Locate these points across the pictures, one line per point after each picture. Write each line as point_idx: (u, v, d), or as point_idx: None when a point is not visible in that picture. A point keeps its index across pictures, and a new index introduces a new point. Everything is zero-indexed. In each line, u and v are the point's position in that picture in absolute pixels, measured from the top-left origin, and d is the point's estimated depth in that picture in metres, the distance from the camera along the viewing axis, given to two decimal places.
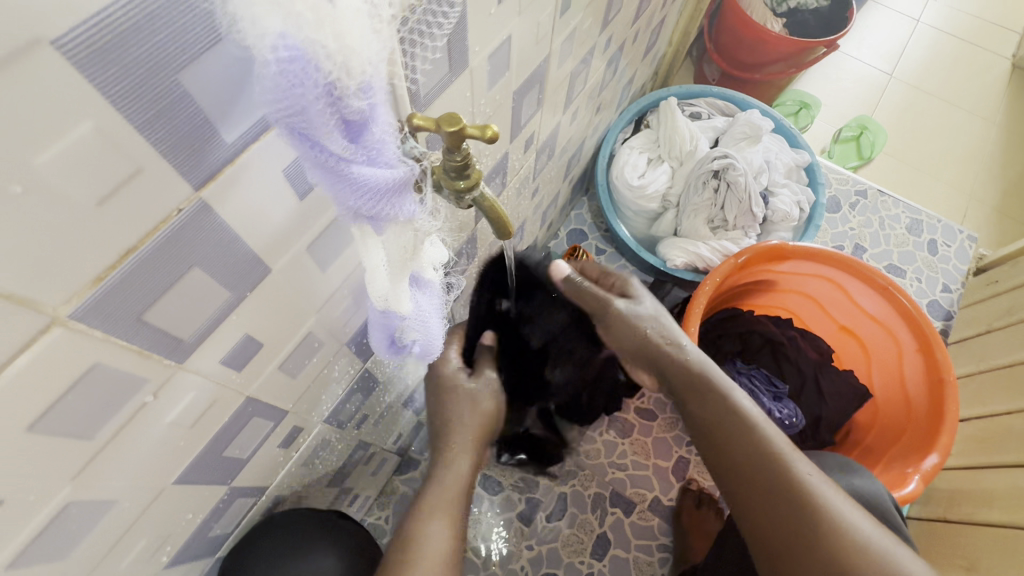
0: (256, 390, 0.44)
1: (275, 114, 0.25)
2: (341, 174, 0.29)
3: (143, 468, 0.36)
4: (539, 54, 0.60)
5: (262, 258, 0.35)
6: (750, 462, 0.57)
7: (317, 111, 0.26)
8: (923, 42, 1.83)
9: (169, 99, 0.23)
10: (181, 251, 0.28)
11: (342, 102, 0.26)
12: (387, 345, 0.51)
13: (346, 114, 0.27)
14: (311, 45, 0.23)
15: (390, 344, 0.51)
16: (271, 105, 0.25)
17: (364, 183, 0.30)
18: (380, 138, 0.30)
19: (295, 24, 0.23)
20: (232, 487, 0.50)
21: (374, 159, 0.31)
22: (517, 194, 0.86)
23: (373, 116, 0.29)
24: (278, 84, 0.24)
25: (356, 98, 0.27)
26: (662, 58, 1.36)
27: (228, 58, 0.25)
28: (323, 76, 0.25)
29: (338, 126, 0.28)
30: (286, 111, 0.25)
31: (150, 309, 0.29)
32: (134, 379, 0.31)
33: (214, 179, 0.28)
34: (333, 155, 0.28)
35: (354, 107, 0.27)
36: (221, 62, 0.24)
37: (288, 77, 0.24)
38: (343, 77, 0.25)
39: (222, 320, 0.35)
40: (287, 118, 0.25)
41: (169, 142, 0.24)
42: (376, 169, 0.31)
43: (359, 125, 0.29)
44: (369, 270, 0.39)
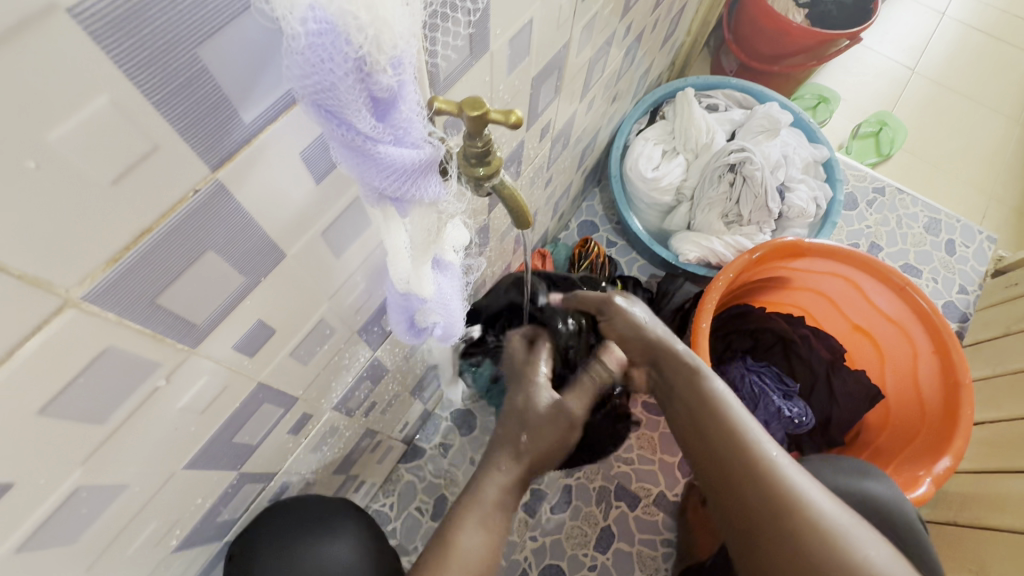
0: (267, 376, 0.43)
1: (302, 90, 0.24)
2: (369, 155, 0.29)
3: (153, 453, 0.36)
4: (559, 40, 0.59)
5: (277, 243, 0.34)
6: (736, 466, 0.50)
7: (346, 87, 0.25)
8: (948, 36, 1.79)
9: (189, 74, 0.22)
10: (196, 232, 0.28)
11: (372, 78, 0.25)
12: (407, 327, 0.51)
13: (375, 91, 0.26)
14: (342, 17, 0.23)
15: (411, 327, 0.51)
16: (298, 81, 0.24)
17: (391, 164, 0.30)
18: (408, 117, 0.29)
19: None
20: (241, 473, 0.50)
21: (402, 138, 0.30)
22: (530, 183, 0.84)
23: (401, 94, 0.28)
24: (308, 59, 0.23)
25: (385, 74, 0.26)
26: (680, 48, 1.33)
27: (252, 30, 0.23)
28: (353, 50, 0.24)
29: (367, 104, 0.26)
30: (314, 87, 0.24)
31: (164, 293, 0.28)
32: (146, 363, 0.30)
33: (231, 160, 0.27)
34: (361, 133, 0.27)
35: (383, 84, 0.26)
36: (244, 35, 0.23)
37: (318, 51, 0.23)
38: (373, 53, 0.24)
39: (236, 304, 0.34)
40: (315, 95, 0.25)
41: (187, 120, 0.23)
42: (403, 149, 0.30)
43: (388, 103, 0.28)
44: (392, 253, 0.38)
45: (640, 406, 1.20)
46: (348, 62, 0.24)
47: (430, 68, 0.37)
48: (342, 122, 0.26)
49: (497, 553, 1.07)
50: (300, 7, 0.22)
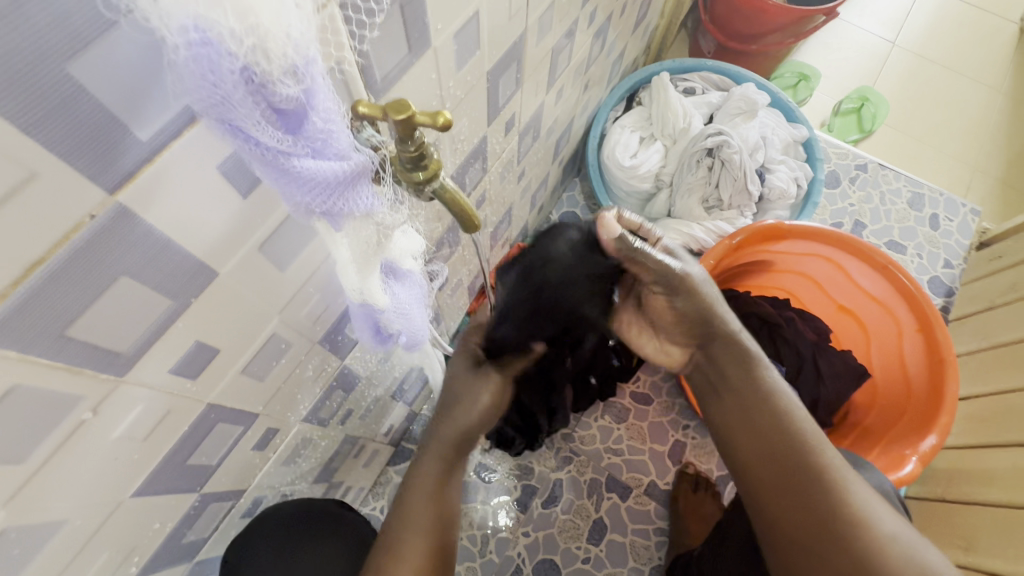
0: (218, 396, 0.42)
1: (197, 104, 0.23)
2: (286, 169, 0.27)
3: (92, 485, 0.35)
4: (513, 31, 0.57)
5: (206, 262, 0.33)
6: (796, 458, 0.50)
7: (239, 99, 0.23)
8: (928, 7, 1.76)
9: (62, 92, 0.21)
10: (104, 257, 0.26)
11: (268, 89, 0.24)
12: (374, 336, 0.50)
13: (277, 102, 0.25)
14: (220, 26, 0.21)
15: (376, 335, 0.50)
16: (190, 96, 0.23)
17: (311, 177, 0.28)
18: (324, 127, 0.28)
19: (193, 1, 0.20)
20: (203, 494, 0.49)
21: (321, 149, 0.28)
22: (501, 178, 0.82)
23: (313, 103, 0.26)
24: (193, 71, 0.22)
25: (285, 85, 0.24)
26: (655, 31, 1.31)
27: (131, 44, 0.22)
28: (238, 60, 0.22)
29: (270, 117, 0.25)
30: (208, 100, 0.23)
31: (73, 324, 0.27)
32: (64, 397, 0.29)
33: (133, 180, 0.25)
34: (270, 148, 0.26)
35: (284, 95, 0.24)
36: (123, 50, 0.22)
37: (203, 62, 0.22)
38: (261, 62, 0.23)
39: (166, 328, 0.33)
40: (212, 108, 0.23)
41: (68, 141, 0.22)
42: (323, 161, 0.29)
43: (298, 114, 0.26)
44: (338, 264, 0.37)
45: (628, 396, 1.19)
46: (234, 73, 0.22)
47: (359, 63, 0.35)
48: (246, 136, 0.25)
49: (489, 550, 1.06)
50: (176, 17, 0.20)
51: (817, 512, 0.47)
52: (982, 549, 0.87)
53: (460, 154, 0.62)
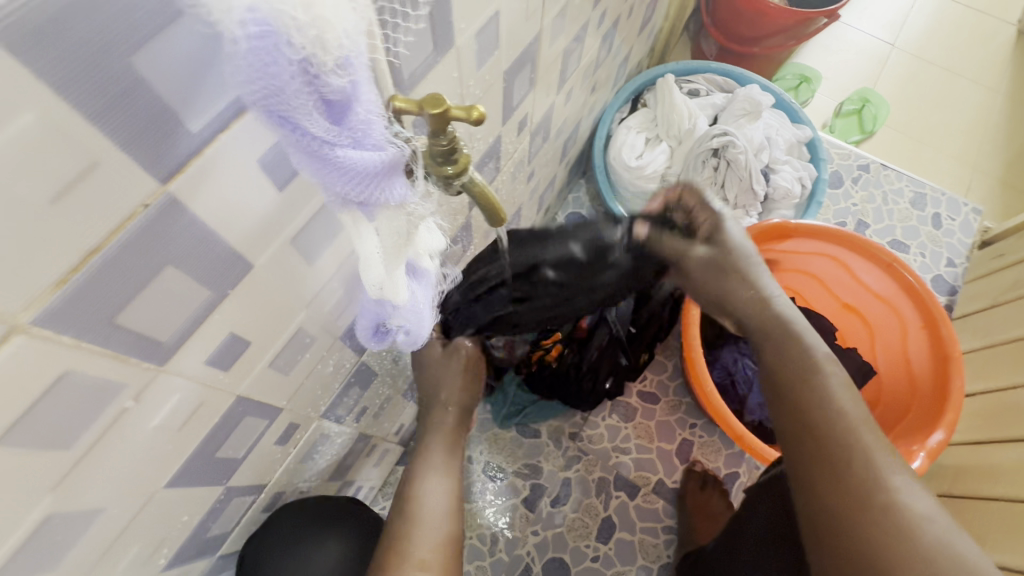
0: (247, 389, 0.43)
1: (248, 96, 0.24)
2: (328, 159, 0.28)
3: (128, 475, 0.35)
4: (529, 32, 0.58)
5: (242, 253, 0.33)
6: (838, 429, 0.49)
7: (293, 89, 0.24)
8: (927, 10, 1.78)
9: (125, 83, 0.21)
10: (153, 247, 0.27)
11: (320, 79, 0.24)
12: (371, 334, 0.50)
13: (326, 93, 0.25)
14: (281, 18, 0.21)
15: (374, 334, 0.50)
16: (245, 86, 0.23)
17: (351, 167, 0.29)
18: (365, 118, 0.28)
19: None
20: (228, 487, 0.50)
21: (361, 140, 0.29)
22: (512, 178, 0.83)
23: (356, 95, 0.27)
24: (251, 63, 0.22)
25: (335, 75, 0.25)
26: (659, 33, 1.32)
27: (191, 36, 0.23)
28: (298, 52, 0.23)
29: (319, 107, 0.26)
30: (261, 92, 0.23)
31: (123, 312, 0.27)
32: (110, 385, 0.29)
33: (182, 170, 0.26)
34: (315, 137, 0.27)
35: (334, 85, 0.25)
36: (183, 42, 0.22)
37: (262, 54, 0.22)
38: (319, 53, 0.23)
39: (204, 319, 0.33)
40: (263, 100, 0.24)
41: (127, 131, 0.23)
42: (363, 152, 0.29)
43: (342, 106, 0.27)
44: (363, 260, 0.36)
45: (635, 395, 1.20)
46: (293, 64, 0.23)
47: (392, 62, 0.36)
48: (294, 126, 0.26)
49: (499, 549, 1.07)
50: (237, 9, 0.21)
51: (849, 480, 0.47)
52: (990, 544, 0.88)
53: (475, 153, 0.63)
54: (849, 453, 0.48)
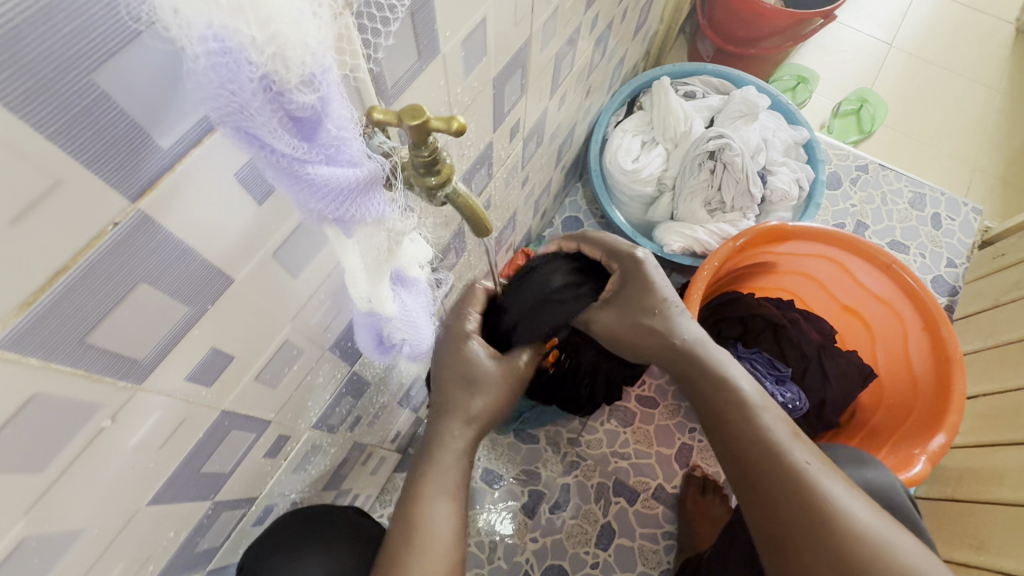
0: (232, 403, 0.42)
1: (214, 113, 0.24)
2: (301, 176, 0.28)
3: (109, 495, 0.35)
4: (519, 37, 0.58)
5: (221, 269, 0.33)
6: (768, 461, 0.52)
7: (256, 105, 0.24)
8: (924, 8, 1.78)
9: (87, 101, 0.21)
10: (126, 265, 0.26)
11: (285, 96, 0.24)
12: (375, 346, 0.50)
13: (292, 109, 0.25)
14: (239, 35, 0.21)
15: (378, 346, 0.50)
16: (208, 103, 0.23)
17: (325, 184, 0.29)
18: (338, 134, 0.28)
19: (216, 12, 0.21)
20: (216, 502, 0.49)
21: (334, 156, 0.29)
22: (506, 183, 0.83)
23: (326, 111, 0.27)
24: (212, 80, 0.22)
25: (300, 91, 0.25)
26: (654, 36, 1.32)
27: (157, 53, 0.22)
28: (257, 68, 0.23)
29: (285, 124, 0.25)
30: (226, 108, 0.23)
31: (95, 331, 0.27)
32: (84, 404, 0.29)
33: (152, 188, 0.25)
34: (285, 155, 0.26)
35: (301, 102, 0.25)
36: (148, 59, 0.22)
37: (221, 69, 0.22)
38: (280, 70, 0.23)
39: (183, 335, 0.33)
40: (229, 116, 0.24)
41: (91, 148, 0.22)
42: (336, 168, 0.29)
43: (313, 123, 0.27)
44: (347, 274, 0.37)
45: (634, 400, 1.19)
46: (253, 80, 0.23)
47: (371, 70, 0.36)
48: (261, 143, 0.26)
49: (497, 557, 1.06)
50: (196, 27, 0.21)
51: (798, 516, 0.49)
52: (995, 549, 0.87)
53: (466, 160, 0.62)
54: (784, 485, 0.50)
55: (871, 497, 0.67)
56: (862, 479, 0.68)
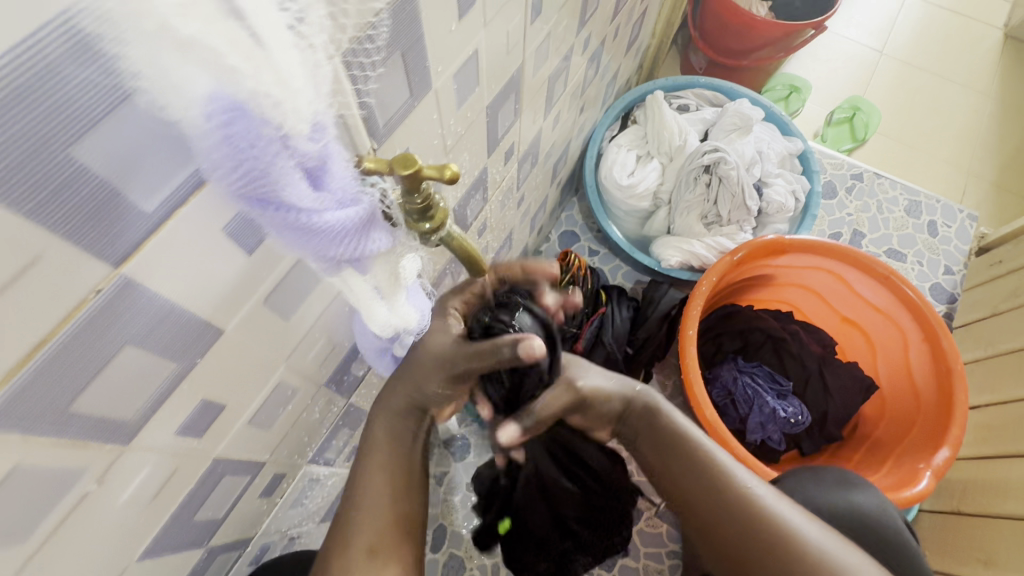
0: (225, 449, 0.41)
1: (226, 179, 0.23)
2: (312, 229, 0.27)
3: (98, 554, 0.34)
4: (512, 64, 0.57)
5: (210, 322, 0.32)
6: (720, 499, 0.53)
7: (276, 165, 0.24)
8: (913, 15, 1.79)
9: (66, 173, 0.20)
10: (110, 329, 0.26)
11: (297, 150, 0.25)
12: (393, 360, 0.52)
13: (305, 161, 0.26)
14: (252, 97, 0.22)
15: (396, 358, 0.51)
16: (223, 170, 0.23)
17: (339, 230, 0.28)
18: (342, 179, 0.29)
19: (228, 77, 0.21)
20: (210, 547, 0.48)
21: (344, 199, 0.29)
22: (501, 205, 0.82)
23: (329, 159, 0.27)
24: (227, 147, 0.22)
25: (308, 142, 0.25)
26: (647, 50, 1.32)
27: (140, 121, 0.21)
28: (272, 126, 0.23)
29: (301, 177, 0.26)
30: (245, 175, 0.23)
31: (78, 398, 0.26)
32: (68, 470, 0.28)
33: (137, 252, 0.25)
34: (299, 209, 0.26)
35: (309, 151, 0.25)
36: (129, 129, 0.21)
37: (237, 134, 0.22)
38: (293, 125, 0.24)
39: (173, 390, 0.32)
40: (246, 179, 0.23)
41: (71, 220, 0.21)
42: (347, 211, 0.29)
43: (320, 171, 0.27)
44: (362, 305, 0.37)
45: None
46: (271, 140, 0.23)
47: (360, 110, 0.35)
48: (279, 202, 0.25)
49: None
50: (200, 100, 0.21)
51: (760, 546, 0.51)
52: (1002, 564, 0.85)
53: (462, 186, 0.62)
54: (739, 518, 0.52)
55: (875, 522, 0.66)
56: (867, 502, 0.68)
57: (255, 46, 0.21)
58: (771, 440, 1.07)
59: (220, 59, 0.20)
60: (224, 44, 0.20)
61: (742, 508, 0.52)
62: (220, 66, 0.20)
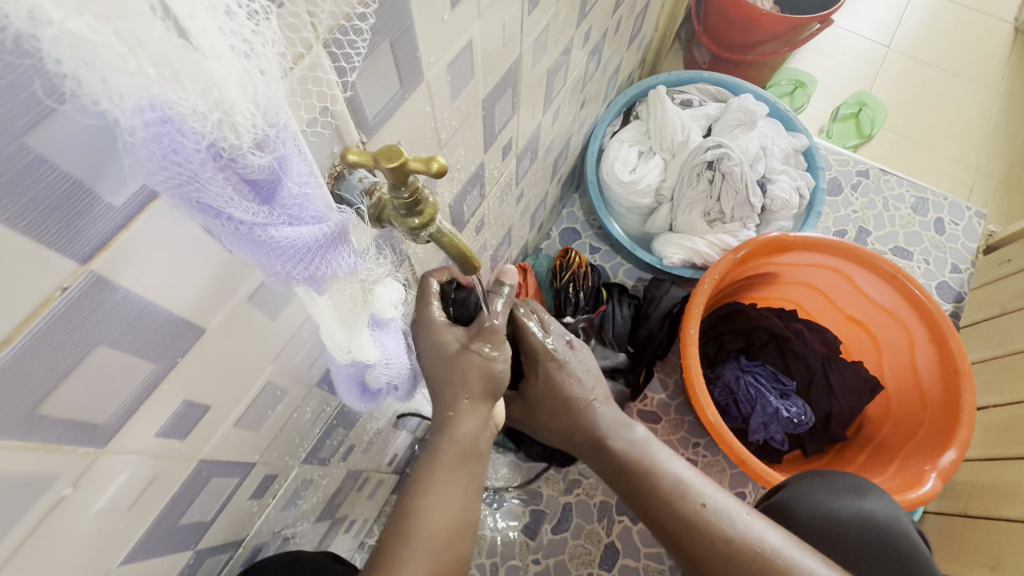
0: (211, 451, 0.40)
1: (160, 188, 0.22)
2: (261, 242, 0.26)
3: (76, 562, 0.33)
4: (509, 56, 0.56)
5: (190, 321, 0.31)
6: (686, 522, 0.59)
7: (207, 177, 0.22)
8: (921, 10, 1.76)
9: (18, 168, 0.19)
10: (79, 330, 0.24)
11: (236, 162, 0.23)
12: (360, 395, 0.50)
13: (245, 172, 0.24)
14: (179, 105, 0.20)
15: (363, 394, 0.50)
16: (152, 178, 0.21)
17: (289, 245, 0.27)
18: (298, 192, 0.27)
19: (148, 84, 0.19)
20: (199, 550, 0.47)
21: (298, 216, 0.28)
22: (499, 201, 0.81)
23: (286, 169, 0.26)
24: (153, 153, 0.21)
25: (253, 155, 0.24)
26: (649, 44, 1.31)
27: (85, 119, 0.20)
28: (203, 137, 0.21)
29: (240, 189, 0.24)
30: (173, 180, 0.22)
31: (47, 401, 0.25)
32: (38, 477, 0.27)
33: (105, 249, 0.24)
34: (244, 222, 0.25)
35: (253, 164, 0.24)
36: (78, 123, 0.20)
37: (164, 142, 0.21)
38: (228, 136, 0.22)
39: (150, 393, 0.31)
40: (179, 188, 0.22)
41: (28, 216, 0.20)
42: (301, 228, 0.28)
43: (270, 185, 0.26)
44: (324, 327, 0.36)
45: (636, 414, 1.17)
46: (201, 150, 0.22)
47: (348, 99, 0.34)
48: (216, 213, 0.24)
49: None
50: (128, 103, 0.19)
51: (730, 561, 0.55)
52: (1009, 569, 0.84)
53: (457, 182, 0.60)
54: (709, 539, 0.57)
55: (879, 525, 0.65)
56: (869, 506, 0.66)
57: (181, 50, 0.19)
58: (773, 440, 1.06)
59: (123, 62, 0.18)
60: (128, 46, 0.18)
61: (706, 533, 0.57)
62: (137, 72, 0.18)
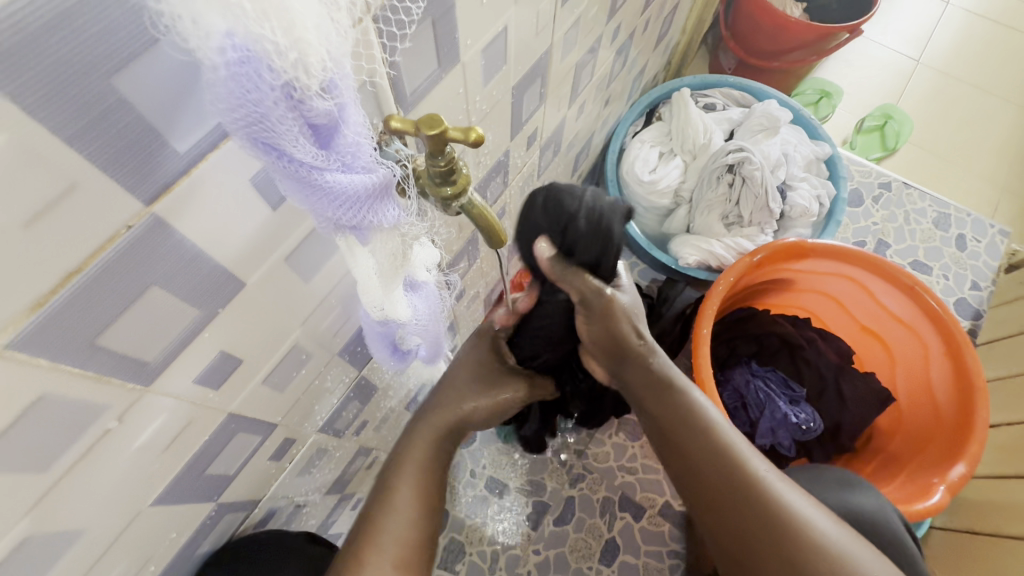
0: (239, 406, 0.42)
1: (233, 124, 0.23)
2: (315, 185, 0.27)
3: (112, 497, 0.35)
4: (541, 46, 0.57)
5: (234, 273, 0.33)
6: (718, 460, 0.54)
7: (277, 115, 0.24)
8: (953, 26, 1.75)
9: (102, 106, 0.21)
10: (138, 268, 0.26)
11: (305, 104, 0.25)
12: (391, 354, 0.50)
13: (311, 117, 0.25)
14: (262, 44, 0.22)
15: (394, 352, 0.50)
16: (226, 113, 0.23)
17: (340, 192, 0.28)
18: (354, 141, 0.28)
19: (237, 19, 0.20)
20: (219, 504, 0.49)
21: (350, 164, 0.29)
22: (521, 192, 0.82)
23: (342, 117, 0.27)
24: (231, 90, 0.22)
25: (319, 98, 0.25)
26: (676, 47, 1.31)
27: (169, 62, 0.22)
28: (278, 75, 0.23)
29: (305, 131, 0.26)
30: (245, 119, 0.23)
31: (104, 333, 0.27)
32: (91, 407, 0.29)
33: (166, 194, 0.25)
34: (303, 163, 0.26)
35: (319, 109, 0.25)
36: (162, 67, 0.22)
37: (242, 80, 0.22)
38: (302, 77, 0.23)
39: (192, 339, 0.33)
40: (249, 128, 0.23)
41: (105, 154, 0.22)
42: (353, 175, 0.29)
43: (329, 130, 0.27)
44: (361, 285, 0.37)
45: None
46: (274, 89, 0.23)
47: (389, 74, 0.35)
48: (280, 153, 0.25)
49: (499, 567, 1.04)
50: (216, 38, 0.21)
51: (750, 509, 0.52)
52: None
53: (483, 168, 0.62)
54: (737, 485, 0.53)
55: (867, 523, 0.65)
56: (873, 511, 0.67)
57: None
58: (781, 446, 1.06)
59: None
60: None
61: (750, 486, 0.52)
62: (232, 7, 0.20)
